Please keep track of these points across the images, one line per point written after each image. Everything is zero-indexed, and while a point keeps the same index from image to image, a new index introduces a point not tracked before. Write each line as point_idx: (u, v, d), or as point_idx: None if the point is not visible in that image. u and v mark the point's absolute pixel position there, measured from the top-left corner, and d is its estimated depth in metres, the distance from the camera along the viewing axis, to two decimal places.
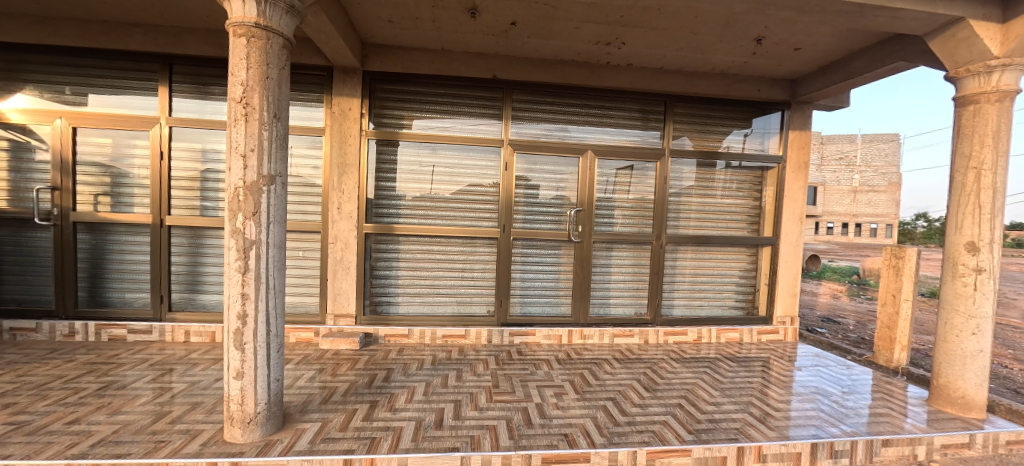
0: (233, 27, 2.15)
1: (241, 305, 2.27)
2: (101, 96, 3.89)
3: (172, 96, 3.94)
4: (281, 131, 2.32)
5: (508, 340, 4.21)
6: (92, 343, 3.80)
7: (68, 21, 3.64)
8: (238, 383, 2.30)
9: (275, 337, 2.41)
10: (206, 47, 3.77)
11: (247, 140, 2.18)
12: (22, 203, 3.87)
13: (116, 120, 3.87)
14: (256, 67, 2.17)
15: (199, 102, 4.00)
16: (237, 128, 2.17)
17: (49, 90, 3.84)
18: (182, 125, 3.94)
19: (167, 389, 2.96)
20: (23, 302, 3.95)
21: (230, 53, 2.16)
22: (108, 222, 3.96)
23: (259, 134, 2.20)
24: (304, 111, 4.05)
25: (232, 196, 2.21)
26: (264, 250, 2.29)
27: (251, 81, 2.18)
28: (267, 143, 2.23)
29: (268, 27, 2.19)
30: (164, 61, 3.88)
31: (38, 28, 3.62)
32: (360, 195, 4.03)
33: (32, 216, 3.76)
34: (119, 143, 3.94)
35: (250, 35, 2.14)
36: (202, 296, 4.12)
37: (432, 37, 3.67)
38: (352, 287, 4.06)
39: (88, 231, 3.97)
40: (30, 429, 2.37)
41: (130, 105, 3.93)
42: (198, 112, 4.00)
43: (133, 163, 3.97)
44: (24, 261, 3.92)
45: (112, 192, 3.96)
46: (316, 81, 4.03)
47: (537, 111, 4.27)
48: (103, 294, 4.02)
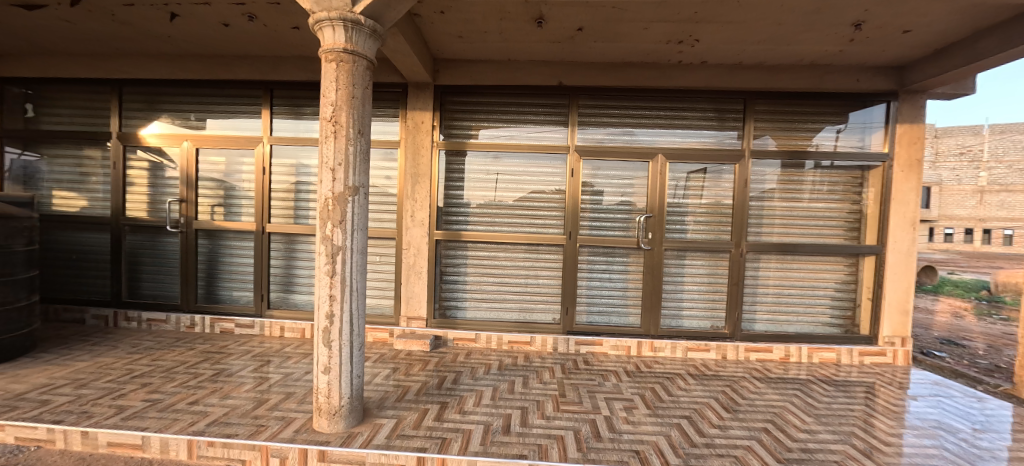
0: (325, 54, 2.42)
1: (329, 305, 2.51)
2: (217, 121, 4.51)
3: (272, 117, 4.44)
4: (364, 146, 2.54)
5: (574, 349, 4.14)
6: (208, 334, 4.38)
7: (196, 58, 4.28)
8: (326, 377, 2.53)
9: (358, 337, 2.62)
10: (302, 73, 4.23)
11: (335, 155, 2.43)
12: (157, 214, 4.59)
13: (229, 141, 4.44)
14: (344, 88, 2.41)
15: (293, 122, 4.46)
16: (328, 144, 2.42)
17: (179, 117, 4.53)
18: (280, 143, 4.42)
19: (266, 379, 3.31)
20: (157, 297, 4.66)
21: (322, 77, 2.42)
22: (221, 229, 4.54)
23: (346, 149, 2.43)
24: (382, 126, 4.37)
25: (322, 206, 2.46)
26: (349, 255, 2.50)
27: (339, 101, 2.43)
28: (352, 158, 2.46)
29: (354, 52, 2.43)
30: (267, 87, 4.40)
31: (173, 66, 4.29)
32: (431, 204, 4.22)
33: (166, 225, 4.44)
34: (231, 161, 4.52)
35: (339, 60, 2.40)
36: (294, 295, 4.55)
37: (498, 49, 3.77)
38: (423, 292, 4.25)
39: (206, 237, 4.59)
40: (160, 406, 2.78)
41: (239, 127, 4.50)
42: (293, 130, 4.46)
43: (241, 178, 4.52)
44: (158, 262, 4.63)
45: (225, 203, 4.54)
46: (392, 97, 4.32)
47: (603, 116, 4.20)
48: (216, 291, 4.61)
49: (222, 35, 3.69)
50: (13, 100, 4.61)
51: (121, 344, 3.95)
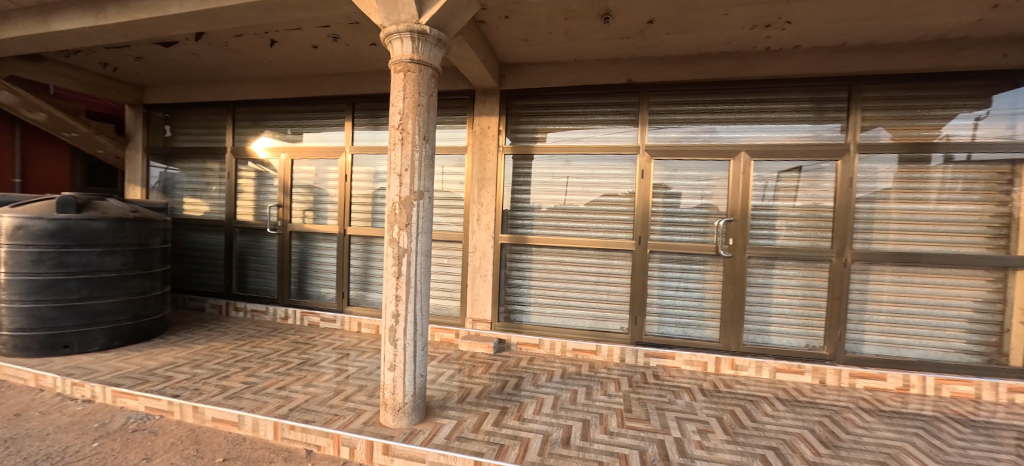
0: (395, 65, 2.56)
1: (395, 305, 2.62)
2: (309, 133, 4.98)
3: (353, 128, 4.80)
4: (429, 152, 2.63)
5: (643, 361, 3.89)
6: (298, 326, 4.82)
7: (292, 79, 4.81)
8: (391, 373, 2.64)
9: (421, 337, 2.69)
10: (379, 86, 4.52)
11: (403, 161, 2.55)
12: (261, 217, 5.20)
13: (319, 151, 4.89)
14: (411, 97, 2.52)
15: (371, 132, 4.74)
16: (396, 151, 2.55)
17: (278, 131, 5.08)
18: (361, 152, 4.74)
19: (343, 370, 3.56)
20: (259, 290, 5.26)
21: (392, 87, 2.57)
22: (311, 232, 5.02)
23: (412, 155, 2.54)
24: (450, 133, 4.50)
25: (391, 210, 2.59)
26: (413, 257, 2.60)
27: (406, 109, 2.55)
28: (417, 164, 2.56)
29: (420, 61, 2.54)
30: (350, 101, 4.74)
31: (274, 87, 4.86)
32: (497, 207, 4.26)
33: (266, 227, 5.00)
34: (319, 170, 4.98)
35: (406, 70, 2.52)
36: (371, 294, 4.85)
37: (564, 49, 3.71)
38: (488, 295, 4.30)
39: (298, 238, 5.09)
40: (255, 389, 3.11)
41: (326, 139, 4.92)
42: (371, 140, 4.74)
43: (327, 185, 4.96)
44: (261, 260, 5.23)
45: (314, 208, 5.01)
46: (460, 104, 4.45)
47: (676, 113, 3.93)
48: (306, 288, 5.07)
49: (312, 57, 4.10)
50: (156, 123, 5.54)
51: (229, 331, 4.51)
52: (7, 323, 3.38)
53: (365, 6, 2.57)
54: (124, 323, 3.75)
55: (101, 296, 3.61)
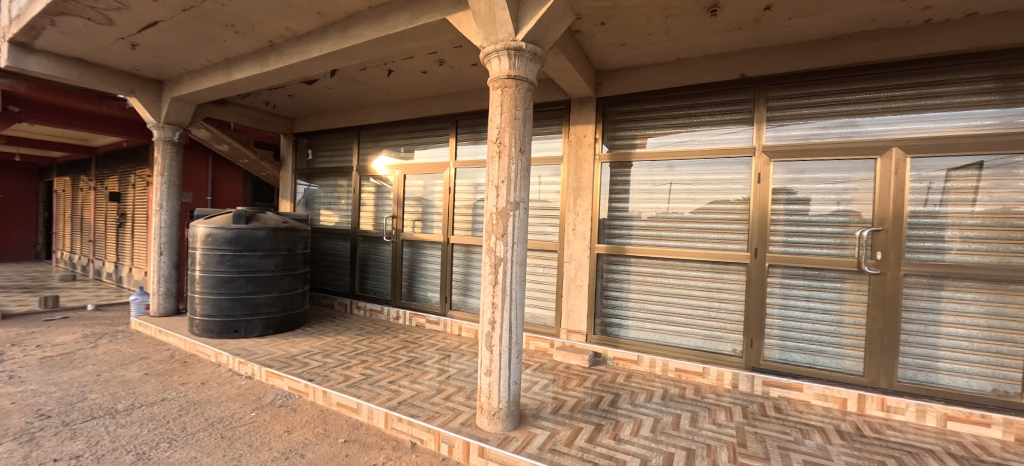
0: (493, 82, 2.69)
1: (492, 312, 2.71)
2: (419, 150, 5.47)
3: (457, 144, 5.13)
4: (524, 164, 2.69)
5: (761, 391, 3.43)
6: (407, 326, 5.26)
7: (404, 103, 5.38)
8: (487, 378, 2.73)
9: (516, 344, 2.74)
10: (479, 102, 4.80)
11: (500, 174, 2.66)
12: (378, 226, 5.85)
13: (427, 167, 5.35)
14: (508, 111, 2.63)
15: (473, 146, 5.01)
16: (494, 164, 2.67)
17: (393, 150, 5.69)
18: (464, 166, 5.04)
19: (445, 371, 3.78)
20: (376, 292, 5.88)
21: (490, 103, 2.71)
22: (419, 240, 5.47)
23: (509, 167, 2.63)
24: (546, 144, 4.58)
25: (489, 220, 2.71)
26: (509, 266, 2.67)
27: (503, 123, 2.66)
28: (514, 175, 2.64)
29: (517, 76, 2.64)
30: (454, 119, 5.10)
31: (390, 111, 5.49)
32: (594, 216, 4.20)
33: (383, 235, 5.59)
34: (427, 184, 5.44)
35: (503, 86, 2.64)
36: (470, 299, 5.08)
37: (666, 50, 3.53)
38: (584, 307, 4.23)
39: (409, 246, 5.58)
40: (370, 380, 3.49)
41: (433, 155, 5.35)
42: (472, 154, 5.01)
43: (433, 197, 5.38)
44: (377, 264, 5.85)
45: (422, 218, 5.47)
46: (556, 115, 4.51)
47: (800, 108, 3.45)
48: (415, 291, 5.51)
49: (421, 81, 4.53)
50: (302, 148, 6.59)
51: (352, 326, 5.12)
52: (200, 309, 4.33)
53: (467, 30, 2.77)
54: (276, 315, 4.49)
55: (261, 291, 4.39)
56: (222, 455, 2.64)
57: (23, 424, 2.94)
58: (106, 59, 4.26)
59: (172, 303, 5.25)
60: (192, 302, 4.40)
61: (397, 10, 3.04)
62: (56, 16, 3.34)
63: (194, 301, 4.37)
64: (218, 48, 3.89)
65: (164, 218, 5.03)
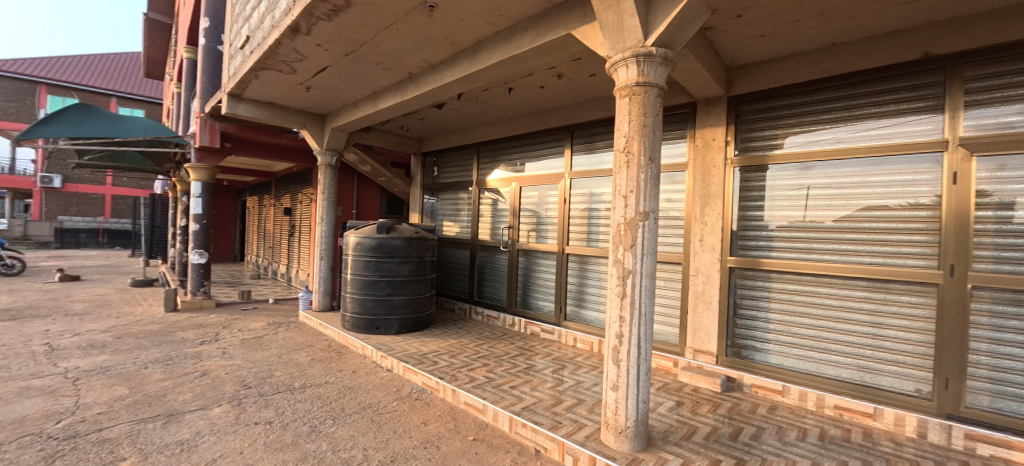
0: (620, 90, 2.63)
1: (619, 326, 2.62)
2: (534, 163, 5.68)
3: (572, 155, 5.19)
4: (654, 173, 2.57)
5: (961, 446, 2.70)
6: (523, 333, 5.42)
7: (520, 118, 5.65)
8: (614, 393, 2.63)
9: (645, 362, 2.60)
10: (595, 111, 4.78)
11: (628, 183, 2.57)
12: (494, 236, 6.18)
13: (542, 178, 5.50)
14: (636, 119, 2.54)
15: (588, 156, 5.03)
16: (621, 174, 2.60)
17: (509, 165, 6.00)
18: (580, 176, 5.07)
19: (563, 381, 3.79)
20: (492, 299, 6.18)
21: (617, 112, 2.65)
22: (534, 249, 5.62)
23: (638, 176, 2.53)
24: (672, 149, 4.44)
25: (615, 231, 2.65)
26: (639, 279, 2.56)
27: (631, 132, 2.57)
28: (643, 184, 2.53)
29: (646, 83, 2.53)
30: (569, 131, 5.19)
31: (507, 127, 5.82)
32: (724, 227, 3.87)
33: (500, 245, 5.87)
34: (542, 194, 5.59)
35: (632, 94, 2.55)
36: (585, 311, 5.02)
37: (817, 35, 3.10)
38: (714, 326, 3.91)
39: (524, 256, 5.77)
40: (494, 384, 3.67)
41: (548, 166, 5.50)
42: (588, 164, 5.02)
43: (548, 207, 5.50)
44: (494, 273, 6.17)
45: (536, 229, 5.63)
46: (681, 119, 4.38)
47: (1013, 86, 2.68)
48: (530, 300, 5.66)
49: (538, 96, 4.72)
50: (428, 166, 7.33)
51: (472, 330, 5.47)
52: (350, 307, 5.07)
53: (592, 42, 2.77)
54: (409, 316, 5.03)
55: (398, 294, 4.96)
56: (374, 437, 3.01)
57: (233, 391, 3.76)
58: (287, 101, 5.32)
59: (328, 301, 6.21)
60: (344, 300, 5.16)
61: (523, 31, 3.21)
62: (261, 72, 4.31)
63: (347, 299, 5.13)
64: (368, 83, 4.57)
65: (324, 229, 6.04)
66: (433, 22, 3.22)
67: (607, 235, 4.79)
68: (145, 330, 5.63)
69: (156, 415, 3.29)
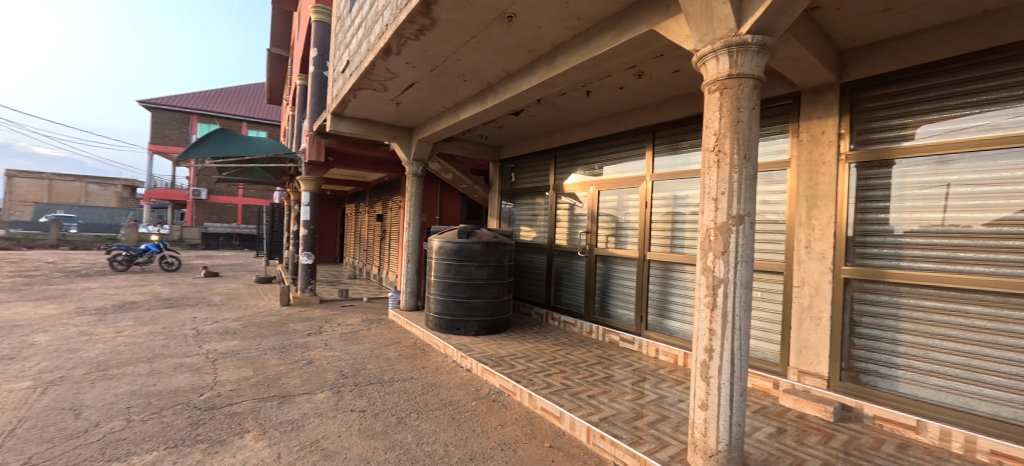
0: (709, 86, 2.41)
1: (708, 339, 2.38)
2: (612, 166, 5.54)
3: (654, 156, 4.97)
4: (751, 172, 2.28)
5: None
6: (600, 341, 5.27)
7: (597, 121, 5.55)
8: (703, 412, 2.40)
9: (740, 381, 2.32)
10: (680, 109, 4.52)
11: (718, 185, 2.33)
12: (571, 241, 6.13)
13: (621, 182, 5.34)
14: (728, 114, 2.29)
15: (672, 157, 4.77)
16: (710, 175, 2.37)
17: (587, 168, 5.93)
18: (662, 178, 4.82)
19: (644, 395, 3.59)
20: (569, 305, 6.12)
21: (706, 109, 2.43)
22: (613, 255, 5.45)
23: (730, 177, 2.28)
24: (770, 146, 4.06)
25: (704, 236, 2.42)
26: (732, 289, 2.29)
27: (722, 129, 2.33)
28: (737, 185, 2.27)
29: (739, 74, 2.27)
30: (650, 131, 4.98)
31: (585, 131, 5.76)
32: (837, 232, 3.36)
33: (578, 250, 5.79)
34: (620, 198, 5.42)
35: (722, 88, 2.31)
36: (669, 322, 4.73)
37: (963, 2, 2.57)
38: (825, 345, 3.40)
39: (602, 261, 5.62)
40: (571, 391, 3.61)
41: (628, 169, 5.32)
42: (672, 165, 4.76)
43: (627, 212, 5.30)
44: (571, 278, 6.10)
45: (615, 234, 5.46)
46: (782, 111, 3.97)
47: None
48: (608, 307, 5.49)
49: (615, 98, 4.60)
50: (505, 173, 7.52)
51: (548, 335, 5.46)
52: (433, 307, 5.37)
53: (677, 36, 2.59)
54: (487, 318, 5.18)
55: (477, 296, 5.13)
56: (454, 433, 3.12)
57: (333, 379, 4.18)
58: (379, 117, 5.85)
59: (413, 301, 6.66)
60: (428, 300, 5.48)
61: (600, 32, 3.13)
62: (360, 93, 4.81)
63: (430, 300, 5.45)
64: (450, 96, 4.84)
65: (411, 234, 6.52)
66: (511, 32, 3.30)
67: (693, 241, 4.47)
68: (265, 321, 6.55)
69: (272, 396, 3.77)
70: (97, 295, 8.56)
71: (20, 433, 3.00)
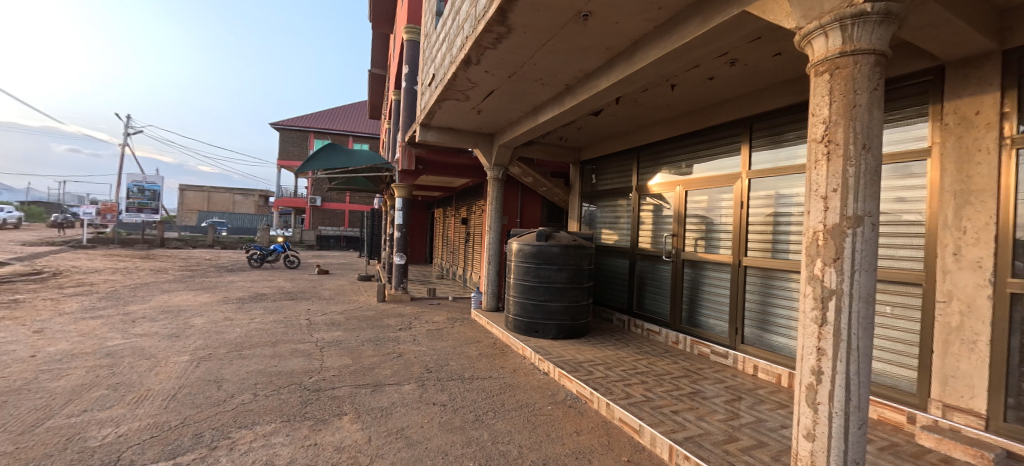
0: (815, 68, 1.98)
1: (816, 360, 1.95)
2: (702, 164, 5.15)
3: (751, 151, 4.53)
4: (875, 164, 1.80)
5: None
6: (688, 353, 4.91)
7: (684, 116, 5.22)
8: (808, 444, 1.98)
9: (858, 412, 1.86)
10: (782, 98, 4.03)
11: (828, 180, 1.89)
12: (657, 245, 5.81)
13: (712, 180, 4.95)
14: (840, 99, 1.84)
15: (774, 151, 4.29)
16: (817, 170, 1.94)
17: (673, 167, 5.61)
18: (761, 176, 4.37)
19: (738, 416, 3.25)
20: (653, 313, 5.80)
21: (811, 94, 2.01)
22: (703, 260, 5.06)
23: (842, 171, 1.83)
24: (903, 133, 3.46)
25: (809, 241, 1.99)
26: (846, 302, 1.84)
27: (832, 116, 1.88)
28: (853, 181, 1.81)
29: (855, 50, 1.81)
30: (747, 124, 4.54)
31: (670, 127, 5.44)
32: (1002, 235, 2.69)
33: (663, 254, 5.47)
34: (711, 198, 5.03)
35: (832, 68, 1.87)
36: (771, 336, 4.24)
37: None
38: (982, 376, 2.74)
39: (691, 266, 5.25)
40: (653, 404, 3.40)
41: (720, 167, 4.91)
42: (774, 160, 4.29)
43: (720, 213, 4.89)
44: (655, 284, 5.79)
45: (706, 237, 5.06)
46: (918, 90, 3.35)
47: None
48: (698, 317, 5.10)
49: (704, 89, 4.29)
50: (586, 174, 7.40)
51: (631, 344, 5.24)
52: (512, 309, 5.48)
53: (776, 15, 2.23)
54: (565, 322, 5.14)
55: (555, 300, 5.12)
56: (528, 436, 3.13)
57: (419, 372, 4.48)
58: (462, 125, 6.16)
59: (494, 302, 6.87)
60: (507, 302, 5.61)
61: (684, 20, 2.89)
62: (447, 103, 5.13)
63: (509, 302, 5.57)
64: (529, 100, 4.92)
65: (494, 236, 6.74)
66: (588, 30, 3.24)
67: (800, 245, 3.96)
68: (364, 314, 7.31)
69: (367, 383, 4.16)
70: (235, 287, 10.29)
71: (180, 397, 3.70)
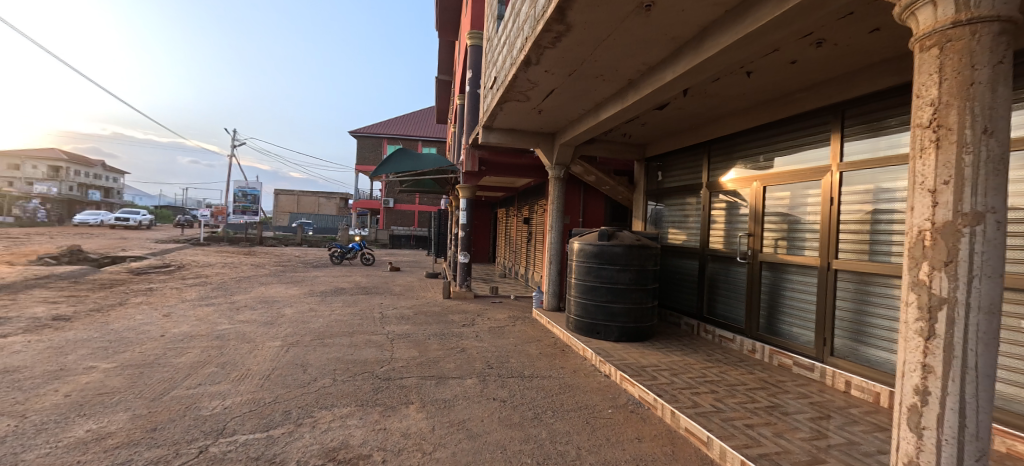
0: (920, 42, 1.69)
1: (920, 378, 1.66)
2: (784, 157, 4.70)
3: (843, 141, 4.04)
4: (1001, 150, 1.49)
5: None
6: (767, 364, 4.51)
7: (762, 105, 4.80)
8: None
9: (978, 443, 1.56)
10: (882, 79, 3.55)
11: (937, 171, 1.60)
12: (730, 245, 5.42)
13: (795, 175, 4.50)
14: (953, 77, 1.55)
15: (871, 139, 3.78)
16: (924, 160, 1.66)
17: (749, 161, 5.19)
18: (855, 168, 3.88)
19: (825, 436, 2.92)
20: (726, 318, 5.42)
21: (915, 74, 1.71)
22: (784, 262, 4.62)
23: (956, 161, 1.54)
24: None
25: (913, 242, 1.71)
26: (962, 313, 1.54)
27: (943, 97, 1.59)
28: (971, 171, 1.51)
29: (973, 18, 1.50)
30: (838, 111, 4.06)
31: (747, 118, 5.03)
32: None
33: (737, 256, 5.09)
34: (795, 194, 4.58)
35: (943, 42, 1.58)
36: (868, 350, 3.75)
37: None
38: None
39: (770, 269, 4.83)
40: (724, 416, 3.18)
41: (805, 160, 4.45)
42: (871, 150, 3.78)
43: (805, 210, 4.44)
44: (728, 288, 5.39)
45: (788, 237, 4.62)
46: None
47: None
48: (778, 325, 4.67)
49: (785, 75, 3.92)
50: (652, 171, 7.11)
51: (700, 350, 4.94)
52: (573, 310, 5.43)
53: None
54: (628, 325, 4.98)
55: (617, 301, 4.99)
56: (587, 438, 3.08)
57: (480, 367, 4.62)
58: (520, 126, 6.23)
59: (554, 302, 6.86)
60: (568, 302, 5.58)
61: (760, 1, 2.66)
62: (509, 105, 5.23)
63: (570, 302, 5.54)
64: (590, 97, 4.85)
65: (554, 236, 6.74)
66: (651, 22, 3.12)
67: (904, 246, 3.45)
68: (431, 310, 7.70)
69: (432, 375, 4.38)
70: (317, 281, 11.40)
71: (274, 377, 4.20)
